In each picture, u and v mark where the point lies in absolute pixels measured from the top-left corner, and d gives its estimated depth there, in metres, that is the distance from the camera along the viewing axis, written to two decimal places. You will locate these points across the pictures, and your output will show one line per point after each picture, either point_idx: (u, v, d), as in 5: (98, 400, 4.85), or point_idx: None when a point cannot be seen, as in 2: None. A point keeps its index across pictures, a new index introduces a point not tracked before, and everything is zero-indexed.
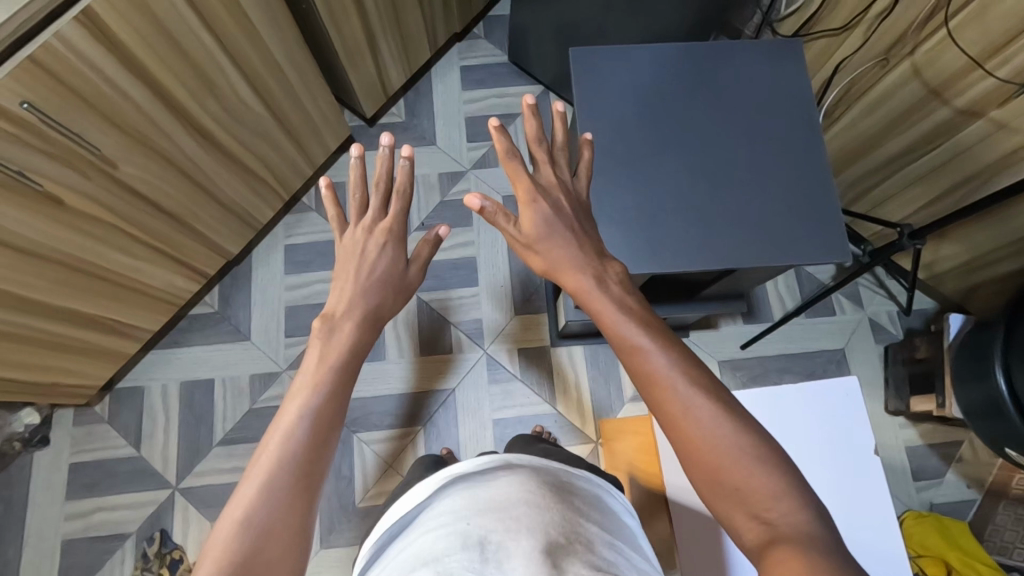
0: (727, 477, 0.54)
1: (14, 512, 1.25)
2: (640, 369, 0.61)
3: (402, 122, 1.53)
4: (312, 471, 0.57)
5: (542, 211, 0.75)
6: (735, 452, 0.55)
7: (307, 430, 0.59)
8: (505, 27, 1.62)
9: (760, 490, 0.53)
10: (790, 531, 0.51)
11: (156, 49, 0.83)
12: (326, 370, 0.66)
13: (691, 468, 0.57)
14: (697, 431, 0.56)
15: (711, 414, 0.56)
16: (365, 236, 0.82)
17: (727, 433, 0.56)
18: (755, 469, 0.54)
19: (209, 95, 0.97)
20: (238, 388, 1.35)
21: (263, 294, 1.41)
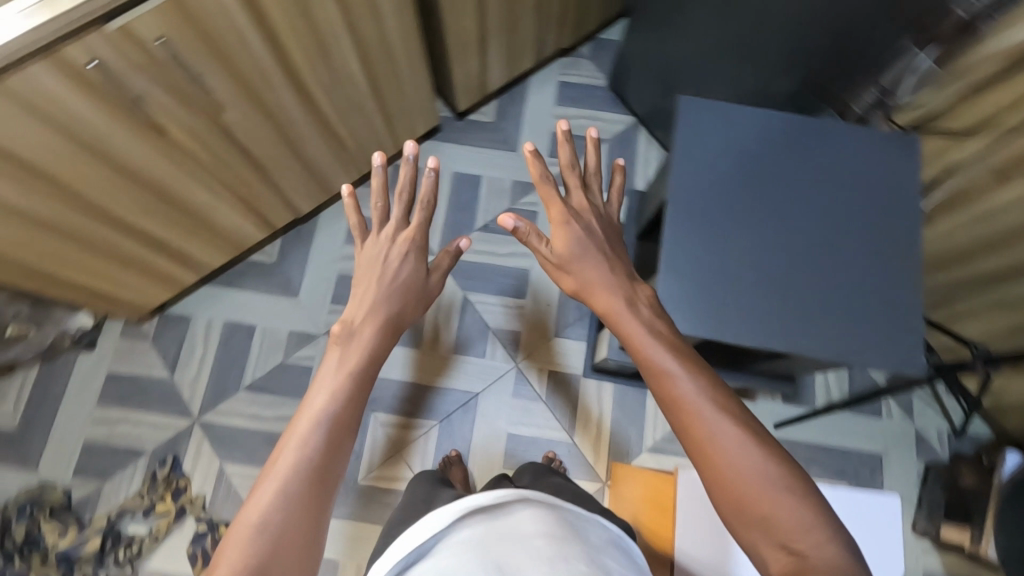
0: (752, 507, 0.57)
1: (49, 403, 1.32)
2: (668, 395, 0.64)
3: (489, 123, 1.55)
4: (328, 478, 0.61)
5: (574, 232, 0.81)
6: (764, 479, 0.58)
7: (324, 435, 0.62)
8: (612, 53, 1.62)
9: (787, 520, 0.56)
10: (820, 561, 0.54)
11: (287, 12, 0.86)
12: (346, 380, 0.68)
13: (717, 494, 0.59)
14: (727, 460, 0.59)
15: (738, 441, 0.59)
16: (387, 244, 0.85)
17: (754, 461, 0.58)
18: (781, 498, 0.57)
19: (322, 63, 1.01)
20: (275, 340, 1.39)
21: (320, 257, 1.44)
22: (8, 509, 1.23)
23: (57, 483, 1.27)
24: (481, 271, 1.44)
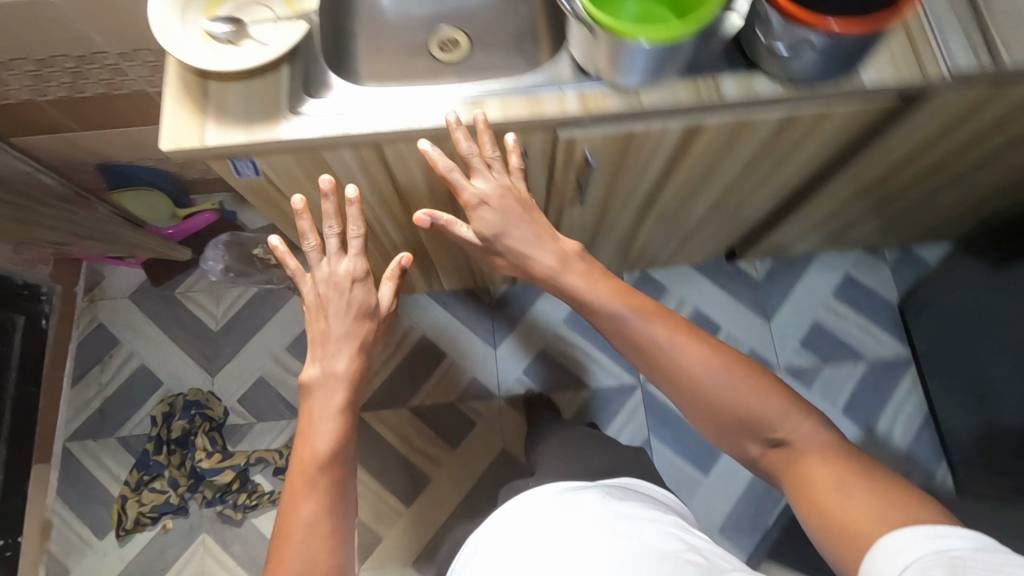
0: (742, 415, 0.64)
1: (250, 326, 1.40)
2: (644, 348, 0.67)
3: (755, 279, 1.43)
4: (341, 488, 0.67)
5: (488, 210, 0.69)
6: (749, 396, 0.63)
7: (331, 469, 0.67)
8: (918, 272, 1.44)
9: (772, 418, 0.63)
10: (806, 445, 0.62)
11: (699, 164, 0.81)
12: (332, 428, 0.68)
13: (706, 417, 0.66)
14: (703, 391, 0.65)
15: (718, 370, 0.64)
16: (331, 288, 0.72)
17: (721, 377, 0.64)
18: (777, 411, 0.63)
19: (680, 201, 0.95)
20: (456, 378, 1.37)
21: (534, 322, 1.39)
22: (176, 401, 1.31)
23: (221, 400, 1.34)
24: (674, 422, 1.34)
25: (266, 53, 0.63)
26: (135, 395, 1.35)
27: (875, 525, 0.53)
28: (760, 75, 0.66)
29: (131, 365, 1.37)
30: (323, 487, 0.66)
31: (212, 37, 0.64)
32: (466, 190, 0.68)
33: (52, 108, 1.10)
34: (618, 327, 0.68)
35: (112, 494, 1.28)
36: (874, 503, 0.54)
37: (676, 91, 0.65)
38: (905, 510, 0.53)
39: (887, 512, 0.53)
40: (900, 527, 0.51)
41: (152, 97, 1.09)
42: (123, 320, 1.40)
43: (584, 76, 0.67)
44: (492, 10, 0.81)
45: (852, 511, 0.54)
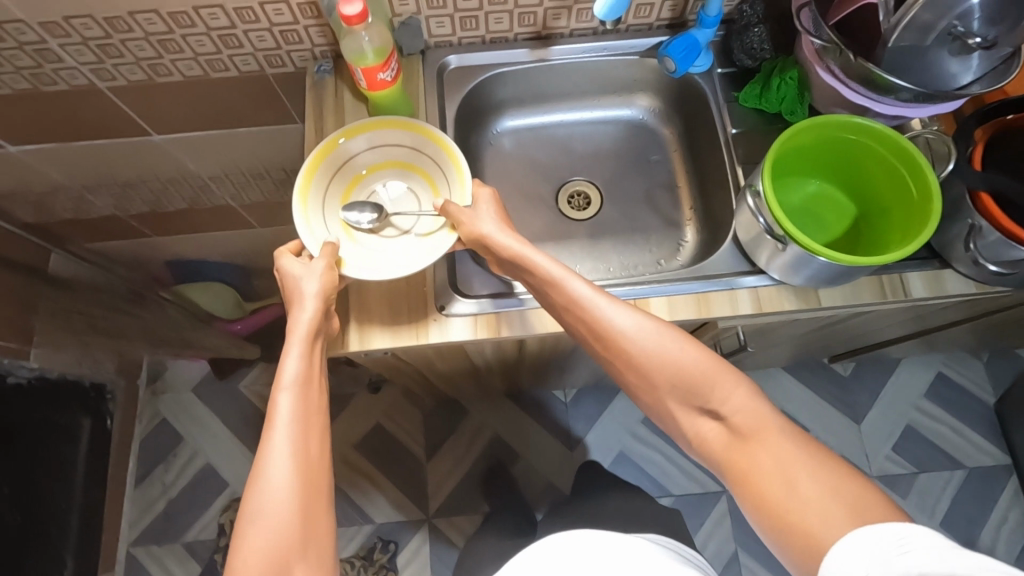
0: (673, 383, 0.52)
1: None
2: (574, 308, 0.55)
3: (842, 378, 1.37)
4: (311, 429, 0.51)
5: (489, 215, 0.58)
6: (687, 364, 0.52)
7: (288, 401, 0.50)
8: (1014, 372, 1.36)
9: (713, 381, 0.51)
10: (748, 420, 0.50)
11: (847, 324, 0.74)
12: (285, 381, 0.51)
13: (643, 387, 0.55)
14: (631, 348, 0.53)
15: (657, 331, 0.53)
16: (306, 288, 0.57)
17: (659, 342, 0.52)
18: (722, 378, 0.51)
19: (805, 341, 0.88)
20: (530, 482, 1.29)
21: (612, 422, 1.33)
22: None
23: None
24: None
25: (416, 254, 0.59)
26: (199, 496, 1.31)
27: (829, 521, 0.43)
28: (950, 269, 0.60)
29: (196, 464, 1.33)
30: (293, 431, 0.49)
31: (353, 227, 0.61)
32: (476, 225, 0.56)
33: (133, 221, 1.07)
34: (563, 296, 0.54)
35: None
36: (820, 492, 0.44)
37: (859, 286, 0.60)
38: (856, 500, 0.43)
39: (838, 507, 0.43)
40: (862, 526, 0.41)
41: (236, 211, 1.05)
42: (187, 416, 1.36)
43: (752, 267, 0.62)
44: (623, 160, 0.77)
45: (806, 504, 0.44)
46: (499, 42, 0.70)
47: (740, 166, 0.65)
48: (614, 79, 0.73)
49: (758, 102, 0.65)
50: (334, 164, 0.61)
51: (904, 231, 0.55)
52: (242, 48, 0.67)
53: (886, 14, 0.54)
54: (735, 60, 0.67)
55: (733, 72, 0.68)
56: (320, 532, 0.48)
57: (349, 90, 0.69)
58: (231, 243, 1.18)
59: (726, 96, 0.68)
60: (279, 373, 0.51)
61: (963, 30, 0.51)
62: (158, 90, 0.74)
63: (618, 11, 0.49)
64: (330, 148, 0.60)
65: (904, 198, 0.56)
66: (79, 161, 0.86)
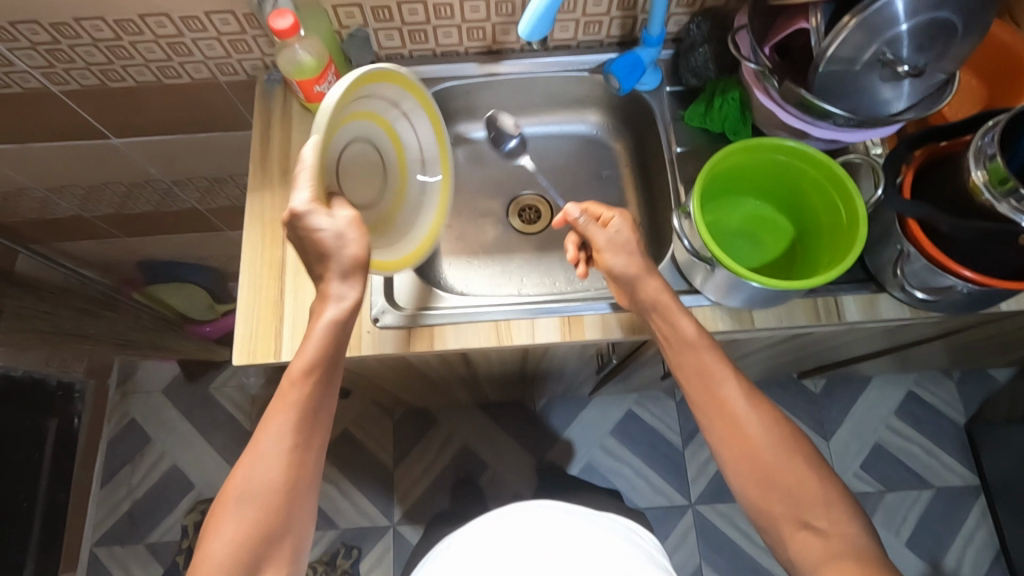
0: (781, 480, 0.53)
1: None
2: (705, 374, 0.56)
3: (812, 395, 1.37)
4: (318, 420, 0.54)
5: (617, 246, 0.58)
6: (802, 475, 0.54)
7: (306, 388, 0.54)
8: (986, 393, 1.36)
9: (810, 482, 0.53)
10: (841, 539, 0.51)
11: (796, 344, 0.75)
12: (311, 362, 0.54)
13: (740, 471, 0.55)
14: (751, 435, 0.55)
15: (768, 425, 0.55)
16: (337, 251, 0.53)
17: (779, 442, 0.55)
18: (825, 497, 0.53)
19: (763, 360, 0.89)
20: (498, 492, 1.29)
21: (581, 433, 1.33)
22: (208, 509, 1.26)
23: None
24: (729, 549, 1.24)
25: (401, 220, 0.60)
26: (166, 498, 1.30)
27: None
28: (884, 293, 0.60)
29: (163, 465, 1.33)
30: (299, 420, 0.53)
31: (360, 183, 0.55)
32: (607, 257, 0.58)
33: (99, 223, 1.07)
34: (700, 376, 0.56)
35: None
36: None
37: (794, 306, 0.60)
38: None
39: None
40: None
41: (203, 214, 1.05)
42: (156, 417, 1.36)
43: (689, 286, 0.62)
44: (574, 175, 0.77)
45: None
46: (450, 56, 0.70)
47: (682, 184, 0.65)
48: (566, 95, 0.74)
49: (703, 121, 0.65)
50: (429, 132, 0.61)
51: (834, 254, 0.56)
52: (192, 56, 0.68)
53: (819, 38, 0.53)
54: (682, 78, 0.67)
55: (681, 90, 0.69)
56: (300, 514, 0.53)
57: (297, 101, 0.70)
58: (200, 246, 1.19)
59: (674, 115, 0.68)
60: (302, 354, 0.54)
61: (891, 57, 0.51)
62: (111, 96, 0.74)
63: (545, 31, 0.51)
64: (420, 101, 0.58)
65: (836, 221, 0.57)
66: (38, 163, 0.86)
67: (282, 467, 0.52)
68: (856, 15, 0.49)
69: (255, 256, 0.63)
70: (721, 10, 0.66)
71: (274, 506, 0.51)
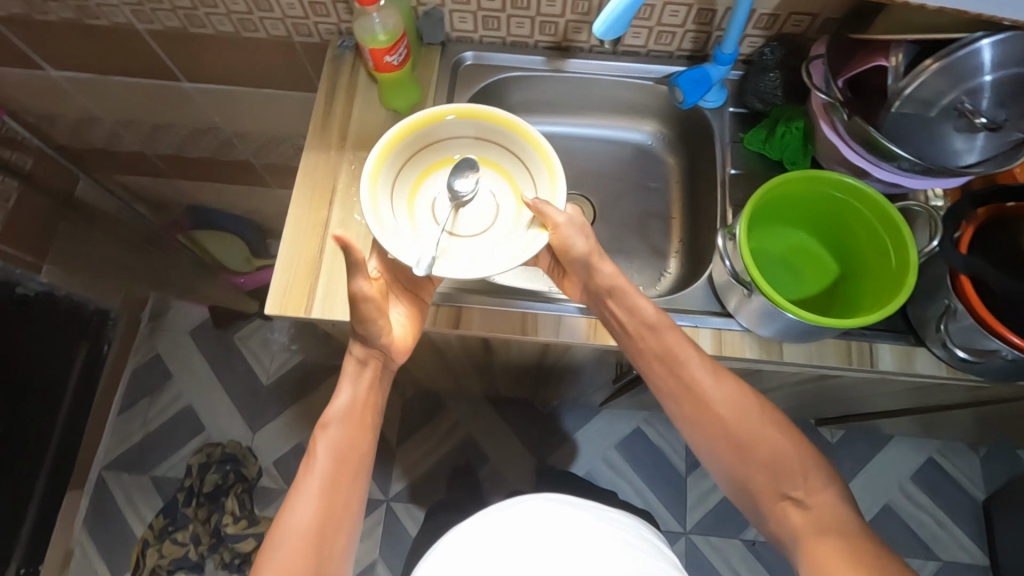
0: (753, 454, 0.55)
1: (301, 387, 1.37)
2: (665, 357, 0.56)
3: (827, 445, 1.33)
4: (349, 464, 0.57)
5: (574, 231, 0.56)
6: (780, 450, 0.55)
7: (339, 431, 0.58)
8: (1012, 474, 1.30)
9: (786, 453, 0.55)
10: (822, 511, 0.54)
11: (819, 386, 0.74)
12: (345, 408, 0.59)
13: (709, 439, 0.57)
14: (718, 408, 0.56)
15: (738, 398, 0.56)
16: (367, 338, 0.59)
17: (749, 412, 0.56)
18: (805, 470, 0.55)
19: (784, 399, 0.87)
20: (495, 486, 1.30)
21: (585, 442, 1.33)
22: (213, 453, 1.30)
23: (258, 459, 1.31)
24: None
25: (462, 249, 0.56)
26: (178, 435, 1.35)
27: None
28: (923, 347, 0.58)
29: (178, 403, 1.37)
30: (331, 463, 0.56)
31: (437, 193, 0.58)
32: (566, 237, 0.55)
33: (157, 161, 1.11)
34: (664, 346, 0.56)
35: (136, 536, 1.27)
36: None
37: (826, 346, 0.59)
38: None
39: None
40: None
41: (255, 168, 1.08)
42: (179, 356, 1.41)
43: (721, 309, 0.62)
44: (622, 182, 0.77)
45: None
46: (519, 46, 0.71)
47: (731, 206, 0.64)
48: (627, 102, 0.74)
49: (761, 147, 0.65)
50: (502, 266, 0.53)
51: (877, 299, 0.54)
52: (272, 12, 0.70)
53: (895, 79, 0.53)
54: (746, 101, 0.67)
55: (743, 113, 0.68)
56: (332, 559, 0.54)
57: (364, 70, 0.71)
58: (247, 199, 1.22)
59: (732, 136, 0.67)
60: (332, 404, 0.58)
61: (969, 107, 0.50)
62: (190, 40, 0.77)
63: (619, 32, 0.50)
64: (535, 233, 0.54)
65: (884, 266, 0.55)
66: (112, 95, 0.89)
67: (316, 510, 0.54)
68: (938, 60, 0.49)
69: (300, 214, 0.65)
70: (798, 38, 0.65)
71: (310, 547, 0.53)
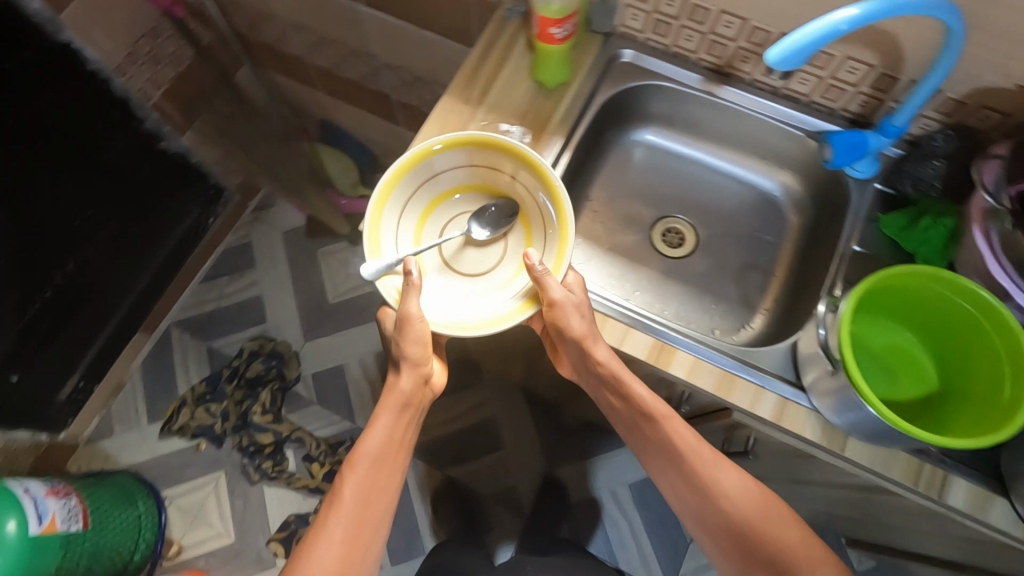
0: (764, 543, 0.56)
1: (359, 316, 1.43)
2: (660, 438, 0.60)
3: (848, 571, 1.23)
4: (376, 501, 0.63)
5: (573, 312, 0.56)
6: (790, 539, 0.56)
7: (368, 468, 0.63)
8: None
9: (795, 552, 0.55)
10: None
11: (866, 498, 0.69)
12: (376, 446, 0.64)
13: (716, 526, 0.59)
14: (724, 495, 0.58)
15: (747, 481, 0.58)
16: (406, 380, 0.63)
17: (759, 503, 0.57)
18: (820, 560, 0.55)
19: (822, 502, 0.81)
20: (500, 476, 1.31)
21: (600, 467, 1.30)
22: (265, 345, 1.40)
23: (299, 366, 1.40)
24: None
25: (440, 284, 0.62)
26: (241, 319, 1.44)
27: None
28: (1004, 499, 0.53)
29: (251, 291, 1.47)
30: (358, 499, 0.62)
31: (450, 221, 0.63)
32: (564, 316, 0.56)
33: (310, 69, 1.18)
34: (662, 434, 0.59)
35: (178, 393, 1.39)
36: None
37: (899, 459, 0.54)
38: None
39: None
40: None
41: (391, 102, 1.13)
42: (266, 250, 1.51)
43: (796, 379, 0.58)
44: (735, 225, 0.74)
45: None
46: (681, 58, 0.70)
47: (842, 281, 0.60)
48: (771, 145, 0.71)
49: (897, 234, 0.60)
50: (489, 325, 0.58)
51: (975, 428, 0.50)
52: None
53: None
54: (897, 182, 0.62)
55: (889, 194, 0.64)
56: None
57: (525, 37, 0.72)
58: (373, 129, 1.28)
59: (869, 212, 0.63)
60: (364, 443, 0.64)
61: None
62: None
63: (791, 67, 0.48)
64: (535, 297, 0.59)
65: (994, 398, 0.50)
66: None
67: (340, 551, 0.60)
68: None
69: None
70: (979, 134, 0.60)
71: None
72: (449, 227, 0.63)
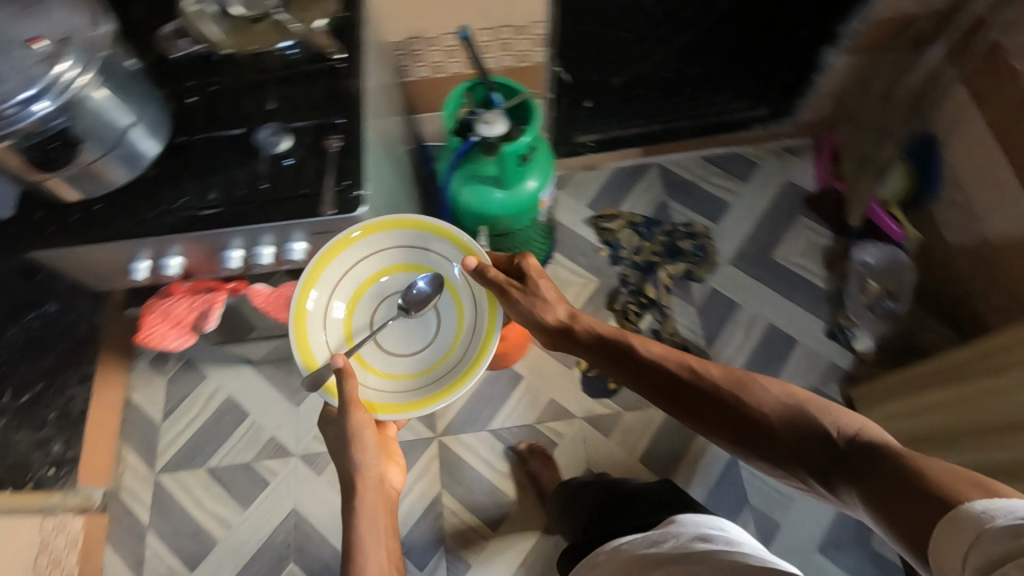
0: (771, 426, 0.67)
1: (787, 288, 1.45)
2: (649, 366, 0.80)
3: None
4: (386, 541, 0.72)
5: (547, 288, 0.87)
6: (792, 407, 0.67)
7: (372, 505, 0.74)
8: None
9: (793, 415, 0.66)
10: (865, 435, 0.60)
11: None
12: (360, 502, 0.74)
13: (742, 442, 0.70)
14: (726, 390, 0.72)
15: (731, 376, 0.74)
16: (364, 454, 0.76)
17: (755, 387, 0.71)
18: (818, 408, 0.66)
19: None
20: (778, 502, 1.28)
21: None
22: (701, 238, 1.50)
23: (708, 273, 1.47)
24: None
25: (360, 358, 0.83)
26: (703, 205, 1.54)
27: (949, 478, 0.49)
28: None
29: (728, 194, 1.55)
30: (374, 520, 0.73)
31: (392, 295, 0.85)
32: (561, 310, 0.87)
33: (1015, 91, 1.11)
34: (648, 365, 0.80)
35: (619, 206, 1.54)
36: (947, 468, 0.50)
37: None
38: (958, 482, 0.49)
39: (967, 481, 0.48)
40: None
41: None
42: (765, 178, 1.56)
43: None
44: None
45: (938, 471, 0.50)
46: None
47: None
48: None
49: None
50: (429, 399, 0.79)
51: None
52: None
53: None
54: None
55: None
56: None
57: None
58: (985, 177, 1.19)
59: None
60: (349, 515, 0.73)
61: None
62: None
63: None
64: (492, 346, 0.81)
65: None
66: None
67: None
68: None
69: None
70: None
71: None
72: (389, 293, 0.85)
